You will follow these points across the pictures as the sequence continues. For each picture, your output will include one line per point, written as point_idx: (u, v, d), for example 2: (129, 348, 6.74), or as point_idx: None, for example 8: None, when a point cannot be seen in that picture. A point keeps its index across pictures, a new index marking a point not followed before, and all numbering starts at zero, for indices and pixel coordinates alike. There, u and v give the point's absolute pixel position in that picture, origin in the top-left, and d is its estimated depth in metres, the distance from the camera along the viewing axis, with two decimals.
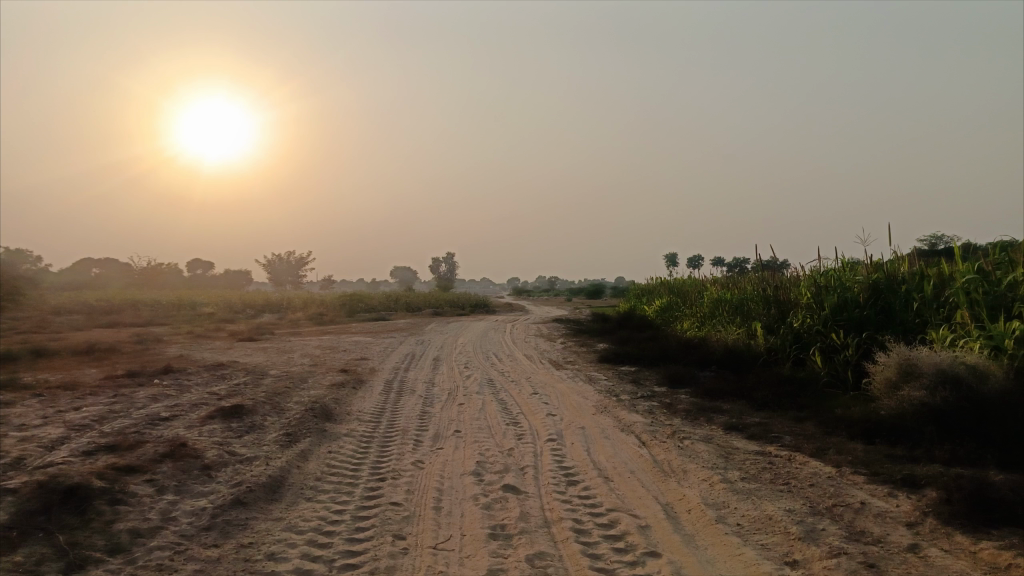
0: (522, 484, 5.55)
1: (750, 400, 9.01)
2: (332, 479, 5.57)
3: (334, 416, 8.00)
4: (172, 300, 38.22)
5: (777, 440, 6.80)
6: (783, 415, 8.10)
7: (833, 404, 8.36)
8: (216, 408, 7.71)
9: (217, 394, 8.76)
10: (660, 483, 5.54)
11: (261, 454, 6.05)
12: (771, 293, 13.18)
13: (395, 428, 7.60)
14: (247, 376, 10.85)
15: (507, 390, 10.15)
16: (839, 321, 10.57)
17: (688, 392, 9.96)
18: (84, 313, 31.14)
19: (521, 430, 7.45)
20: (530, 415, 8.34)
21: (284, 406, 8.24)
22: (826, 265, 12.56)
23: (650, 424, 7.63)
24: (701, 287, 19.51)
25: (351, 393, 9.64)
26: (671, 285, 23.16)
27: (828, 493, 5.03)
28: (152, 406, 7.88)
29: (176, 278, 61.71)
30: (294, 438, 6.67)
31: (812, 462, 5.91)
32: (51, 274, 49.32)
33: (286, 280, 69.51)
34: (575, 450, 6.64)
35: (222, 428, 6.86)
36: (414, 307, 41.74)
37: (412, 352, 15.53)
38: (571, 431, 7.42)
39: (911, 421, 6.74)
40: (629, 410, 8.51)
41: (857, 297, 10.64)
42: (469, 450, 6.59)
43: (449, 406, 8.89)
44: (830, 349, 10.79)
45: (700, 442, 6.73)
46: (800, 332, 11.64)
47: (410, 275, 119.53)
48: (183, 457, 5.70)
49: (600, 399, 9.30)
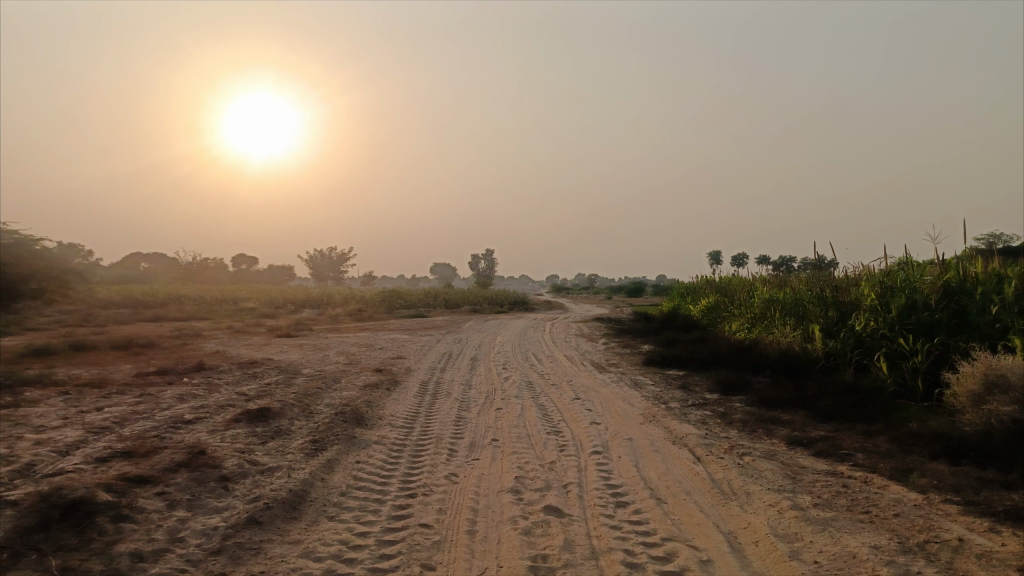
0: (566, 505, 5.01)
1: (812, 412, 8.32)
2: (358, 494, 5.10)
3: (366, 421, 7.57)
4: (215, 294, 38.60)
5: (848, 458, 6.14)
6: (851, 428, 7.42)
7: (906, 417, 7.63)
8: (242, 411, 7.33)
9: (245, 395, 8.40)
10: (720, 509, 4.94)
11: (284, 464, 5.62)
12: (828, 294, 12.42)
13: (429, 435, 7.12)
14: (280, 375, 10.54)
15: (548, 395, 9.62)
16: (907, 325, 9.83)
17: (743, 400, 9.29)
18: (130, 308, 31.58)
19: (564, 441, 6.91)
20: (573, 423, 7.79)
21: (314, 409, 7.84)
22: (889, 263, 11.76)
23: (705, 437, 7.02)
24: (751, 286, 18.70)
25: (385, 396, 9.21)
26: (716, 284, 22.32)
27: (917, 526, 4.39)
28: (177, 407, 7.54)
29: (223, 273, 62.69)
30: (321, 446, 6.24)
31: (893, 486, 5.26)
32: (102, 268, 50.34)
33: (329, 275, 70.06)
34: (623, 465, 6.08)
35: (246, 434, 6.46)
36: (452, 304, 41.39)
37: (449, 351, 15.09)
38: (618, 443, 6.86)
39: (1001, 441, 6.03)
40: (679, 420, 7.90)
41: (927, 299, 9.87)
42: (507, 462, 6.08)
43: (487, 411, 8.39)
44: (897, 355, 10.03)
45: (762, 459, 6.10)
46: (862, 335, 10.89)
47: (450, 271, 120.04)
48: (199, 466, 5.29)
49: (647, 407, 8.71)
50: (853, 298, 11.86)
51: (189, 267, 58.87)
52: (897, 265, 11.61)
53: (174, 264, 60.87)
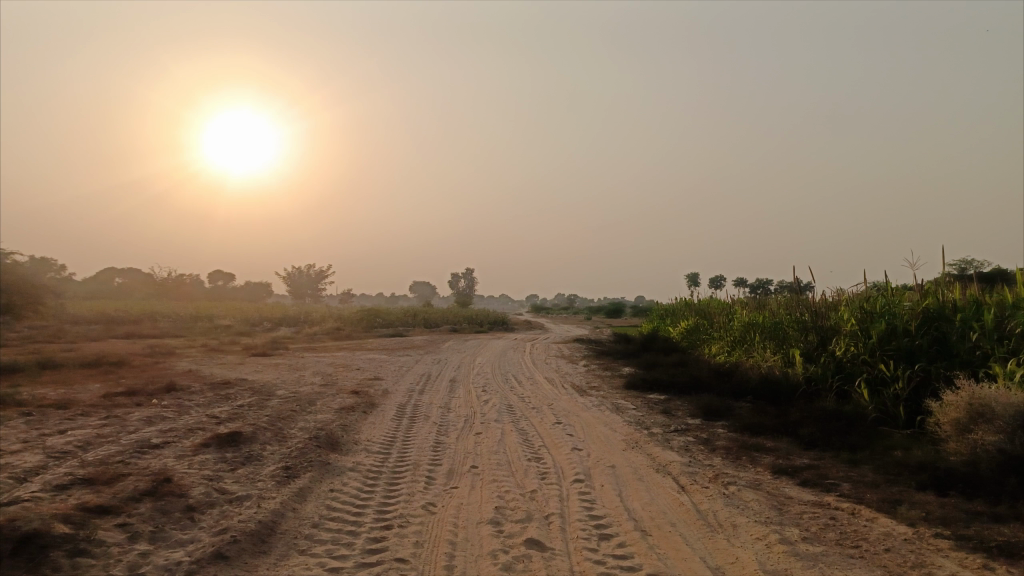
0: (548, 538, 4.83)
1: (796, 439, 8.23)
2: (332, 526, 4.88)
3: (340, 446, 7.35)
4: (190, 311, 38.00)
5: (834, 489, 6.02)
6: (835, 456, 7.33)
7: (889, 444, 7.56)
8: (212, 435, 7.08)
9: (216, 418, 8.13)
10: (707, 542, 4.79)
11: (254, 492, 5.39)
12: (808, 318, 12.40)
13: (406, 461, 6.91)
14: (253, 397, 10.26)
15: (528, 419, 9.44)
16: (888, 351, 9.80)
17: (726, 426, 9.18)
18: (102, 324, 30.94)
19: (545, 468, 6.73)
20: (554, 449, 7.62)
21: (287, 433, 7.60)
22: (868, 288, 11.78)
23: (688, 464, 6.89)
24: (730, 309, 18.73)
25: (361, 419, 8.98)
26: (695, 307, 22.30)
27: (909, 562, 4.27)
28: (144, 431, 7.26)
29: (199, 289, 61.86)
30: (293, 474, 6.01)
31: (881, 518, 5.15)
32: (74, 283, 49.44)
33: (307, 292, 69.43)
34: (606, 494, 5.92)
35: (215, 460, 6.22)
36: (431, 324, 41.10)
37: (427, 373, 14.88)
38: (600, 470, 6.70)
39: (987, 472, 5.96)
40: (662, 446, 7.76)
41: (907, 326, 9.85)
42: (487, 491, 5.89)
43: (466, 436, 8.19)
44: (877, 381, 9.99)
45: (748, 489, 5.96)
46: (843, 361, 10.86)
47: (428, 290, 119.65)
48: (164, 495, 5.04)
49: (629, 432, 8.56)
50: (833, 323, 11.84)
51: (165, 283, 58.03)
52: (876, 290, 11.63)
53: (149, 280, 59.96)
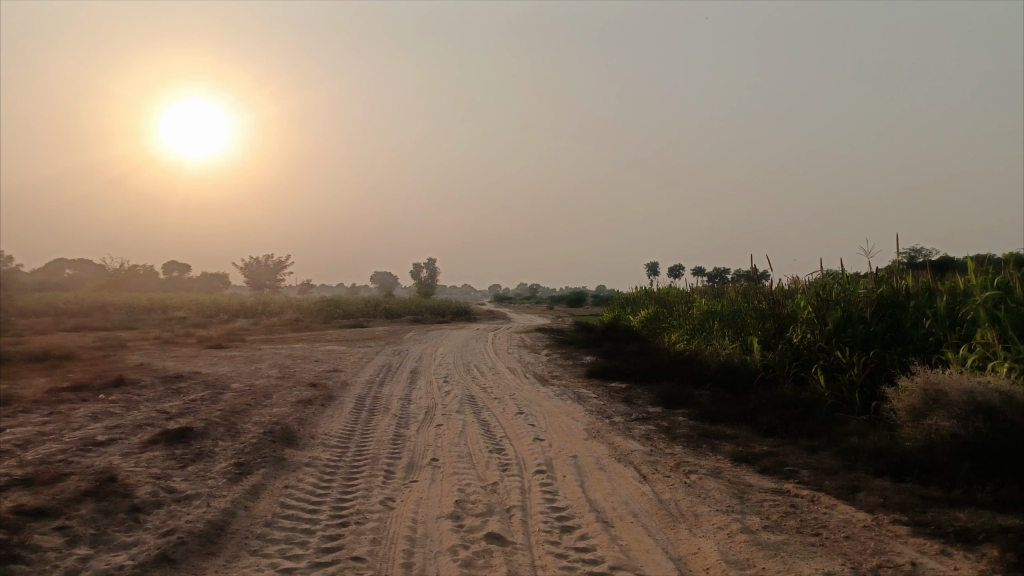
0: (509, 532, 4.73)
1: (755, 426, 8.27)
2: (285, 524, 4.71)
3: (296, 440, 7.15)
4: (144, 302, 37.05)
5: (794, 476, 6.04)
6: (794, 443, 7.38)
7: (846, 431, 7.64)
8: (161, 431, 6.82)
9: (166, 413, 7.86)
10: (669, 533, 4.75)
11: (204, 491, 5.19)
12: (767, 307, 12.52)
13: (364, 455, 6.75)
14: (206, 390, 9.97)
15: (489, 409, 9.35)
16: (844, 338, 9.92)
17: (687, 414, 9.20)
18: (51, 316, 29.98)
19: (506, 460, 6.64)
20: (515, 440, 7.53)
21: (241, 428, 7.37)
22: (824, 276, 11.93)
23: (650, 453, 6.86)
24: (689, 297, 18.87)
25: (318, 412, 8.78)
26: (655, 295, 22.43)
27: (869, 549, 4.28)
28: (89, 427, 6.97)
29: (153, 280, 60.36)
30: (246, 470, 5.81)
31: (841, 505, 5.17)
32: (22, 274, 47.80)
33: (265, 282, 68.25)
34: (568, 485, 5.85)
35: (164, 457, 5.98)
36: (392, 314, 40.74)
37: (388, 364, 14.68)
38: (562, 461, 6.63)
39: (941, 457, 6.04)
40: (624, 435, 7.72)
41: (863, 313, 9.99)
42: (447, 485, 5.77)
43: (426, 428, 8.05)
44: (834, 368, 10.12)
45: (709, 478, 5.95)
46: (800, 348, 10.98)
47: (389, 280, 118.71)
48: (107, 496, 4.82)
49: (590, 422, 8.51)
50: (791, 311, 11.97)
51: (117, 273, 56.45)
52: (832, 278, 11.79)
53: (100, 271, 58.31)
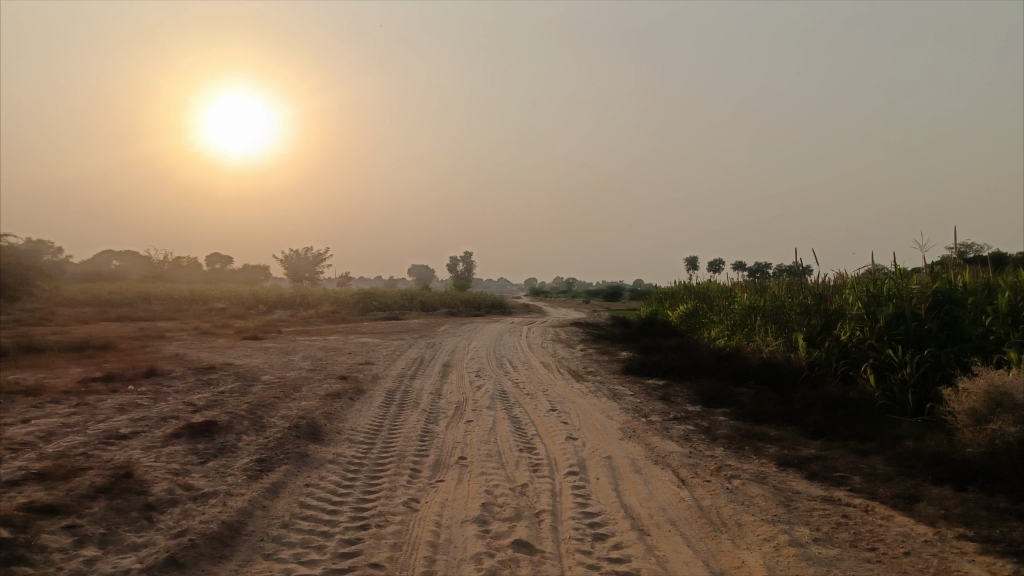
0: (537, 539, 4.44)
1: (801, 427, 7.85)
2: (303, 526, 4.49)
3: (322, 435, 6.96)
4: (185, 293, 37.58)
5: (844, 483, 5.64)
6: (843, 446, 6.95)
7: (900, 433, 7.18)
8: (185, 425, 6.68)
9: (193, 405, 7.74)
10: (710, 544, 4.41)
11: (221, 488, 4.99)
12: (812, 303, 12.03)
13: (391, 452, 6.52)
14: (236, 382, 9.87)
15: (522, 405, 9.07)
16: (896, 336, 9.41)
17: (727, 413, 8.80)
18: (95, 306, 30.51)
19: (537, 460, 6.35)
20: (547, 438, 7.23)
21: (266, 422, 7.20)
22: (874, 271, 11.40)
23: (689, 456, 6.50)
24: (730, 292, 18.35)
25: (346, 406, 8.59)
26: (695, 290, 21.88)
27: (932, 568, 3.89)
28: (114, 420, 6.86)
29: (195, 271, 61.36)
30: (267, 467, 5.62)
31: (898, 516, 4.76)
32: (70, 266, 48.91)
33: (304, 275, 68.92)
34: (602, 489, 5.54)
35: (185, 452, 5.82)
36: (428, 307, 40.70)
37: (420, 357, 14.51)
38: (596, 462, 6.31)
39: (1006, 465, 5.57)
40: (661, 436, 7.37)
41: (916, 309, 9.46)
42: (474, 486, 5.50)
43: (456, 425, 7.80)
44: (885, 367, 9.61)
45: (752, 483, 5.58)
46: (848, 345, 10.49)
47: (426, 273, 119.13)
48: (122, 493, 4.65)
49: (626, 420, 8.17)
50: (838, 307, 11.47)
51: (161, 266, 57.45)
52: (883, 273, 11.26)
53: (145, 262, 59.44)
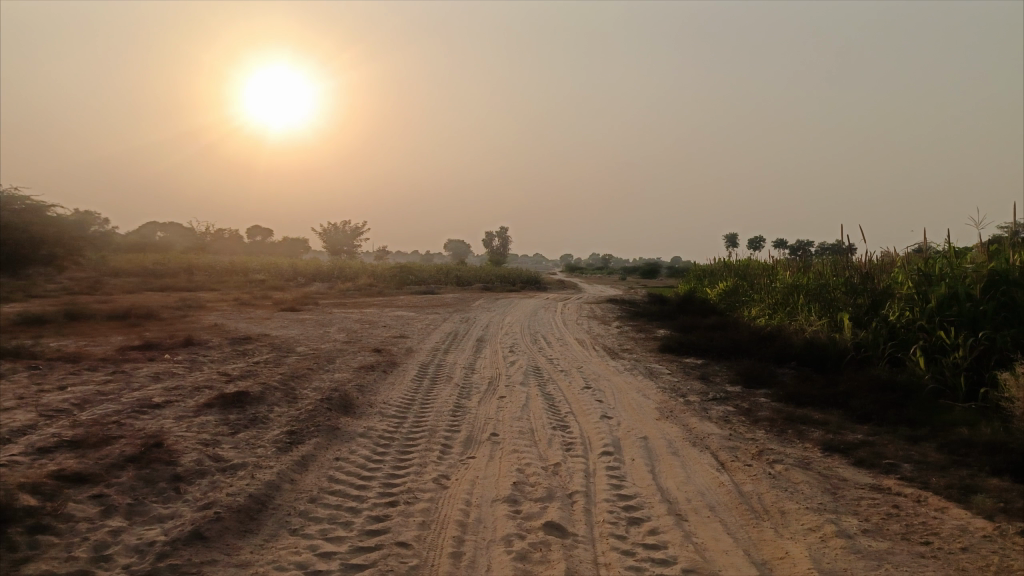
0: (569, 522, 4.29)
1: (847, 411, 7.56)
2: (331, 501, 4.40)
3: (353, 408, 6.88)
4: (226, 264, 38.10)
5: (894, 471, 5.37)
6: (891, 432, 6.66)
7: (952, 420, 6.85)
8: (217, 395, 6.66)
9: (227, 376, 7.74)
10: (751, 532, 4.21)
11: (250, 460, 4.93)
12: (858, 282, 11.61)
13: (422, 426, 6.42)
14: (271, 353, 9.89)
15: (556, 382, 8.91)
16: (948, 317, 9.01)
17: (769, 395, 8.53)
18: (140, 276, 31.10)
19: (571, 438, 6.19)
20: (582, 417, 7.06)
21: (298, 394, 7.16)
22: (927, 250, 10.94)
23: (729, 438, 6.28)
24: (771, 270, 17.89)
25: (379, 379, 8.54)
26: (735, 268, 21.38)
27: (992, 565, 3.64)
28: (149, 389, 6.88)
29: (237, 243, 62.28)
30: (297, 440, 5.55)
31: (953, 508, 4.50)
32: (117, 236, 50.02)
33: (343, 248, 69.48)
34: (637, 471, 5.36)
35: (216, 422, 5.79)
36: (464, 282, 40.64)
37: (455, 331, 14.43)
38: (631, 443, 6.12)
39: None
40: (700, 417, 7.15)
41: (971, 290, 9.03)
42: (506, 464, 5.37)
43: (488, 400, 7.68)
44: (935, 349, 9.21)
45: (796, 469, 5.35)
46: (896, 327, 10.09)
47: (463, 248, 119.32)
48: (151, 463, 4.61)
49: (663, 400, 7.97)
50: (887, 287, 11.04)
51: (203, 237, 58.33)
52: (935, 253, 10.80)
53: (187, 234, 60.44)
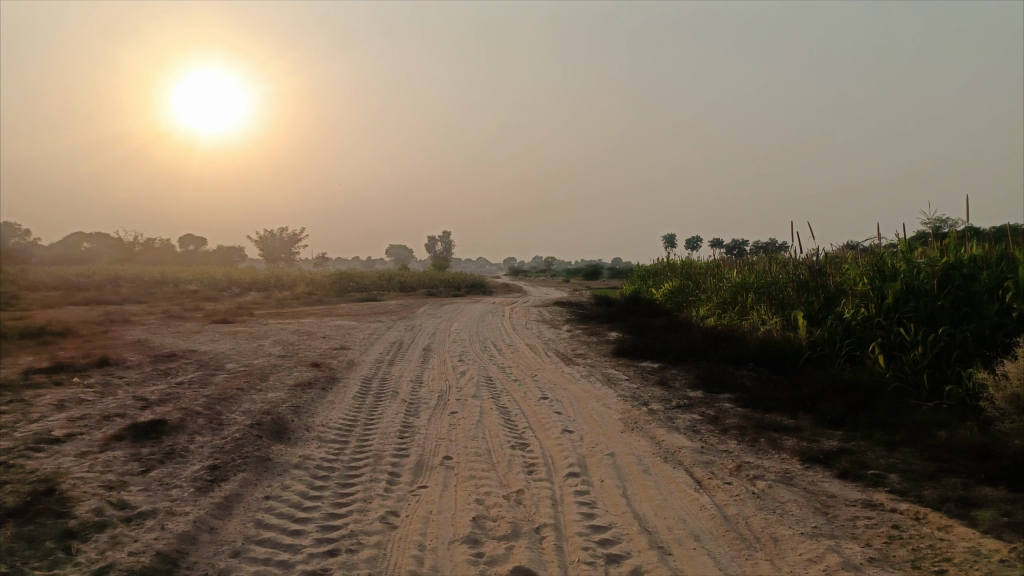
0: (539, 565, 3.71)
1: (816, 415, 7.21)
2: (258, 554, 3.71)
3: (288, 434, 6.16)
4: (156, 275, 36.30)
5: (882, 483, 4.99)
6: (867, 437, 6.31)
7: (926, 422, 6.55)
8: (130, 424, 5.86)
9: (143, 400, 6.90)
10: (745, 565, 3.71)
11: (162, 506, 4.20)
12: (810, 279, 11.41)
13: (366, 452, 5.76)
14: (198, 372, 9.03)
15: (510, 394, 8.32)
16: (906, 313, 8.77)
17: (732, 399, 8.14)
18: (62, 289, 29.25)
19: (533, 459, 5.62)
20: (541, 432, 6.50)
21: (226, 419, 6.40)
22: (877, 245, 10.79)
23: (702, 451, 5.81)
24: (718, 268, 17.72)
25: (318, 397, 7.81)
26: (680, 267, 21.21)
27: None
28: (49, 420, 6.00)
29: (168, 251, 59.85)
30: (221, 476, 4.82)
31: (957, 526, 4.09)
32: (37, 245, 47.32)
33: (280, 255, 67.51)
34: (609, 494, 4.82)
35: (126, 459, 5.00)
36: (406, 287, 39.75)
37: (399, 340, 13.71)
38: (598, 461, 5.59)
39: None
40: (667, 427, 6.67)
41: (927, 284, 8.81)
42: (462, 494, 4.76)
43: (439, 417, 7.04)
44: (894, 346, 8.98)
45: (780, 486, 4.89)
46: (852, 324, 9.86)
47: (404, 253, 117.90)
48: (39, 516, 3.84)
49: (626, 409, 7.46)
50: (840, 283, 10.84)
51: (132, 247, 55.88)
52: (887, 248, 10.65)
53: (115, 243, 57.69)
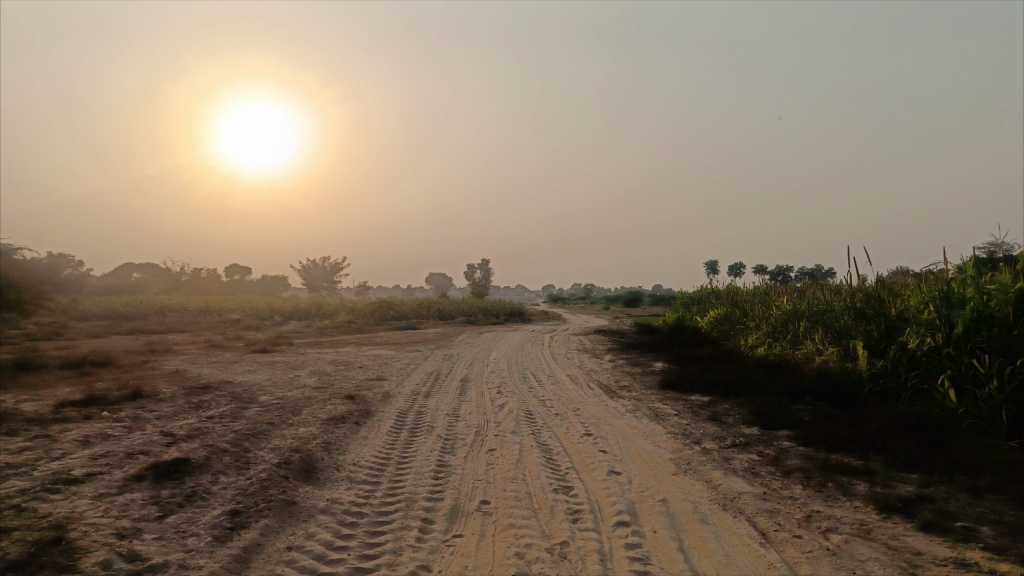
0: None
1: (886, 456, 6.60)
2: None
3: (315, 474, 5.80)
4: (200, 305, 36.71)
5: (974, 537, 4.42)
6: (947, 483, 5.71)
7: (1013, 464, 5.91)
8: (153, 463, 5.57)
9: (170, 436, 6.64)
10: None
11: (175, 558, 3.86)
12: (869, 307, 10.75)
13: (398, 494, 5.37)
14: (230, 405, 8.77)
15: (552, 430, 7.87)
16: (978, 344, 8.10)
17: (791, 437, 7.57)
18: (109, 319, 29.69)
19: (578, 505, 5.16)
20: (585, 474, 6.04)
21: (253, 458, 6.08)
22: (942, 271, 10.11)
23: (764, 498, 5.29)
24: (767, 295, 17.04)
25: (351, 433, 7.46)
26: (726, 294, 20.53)
27: None
28: (71, 458, 5.75)
29: (214, 281, 60.84)
30: (242, 523, 4.48)
31: None
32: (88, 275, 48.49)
33: (322, 284, 68.10)
34: (664, 548, 4.34)
35: (144, 503, 4.69)
36: (445, 315, 39.51)
37: (436, 371, 13.35)
38: (650, 508, 5.10)
39: None
40: (723, 469, 6.15)
41: (1001, 312, 8.15)
42: (501, 546, 4.32)
43: (476, 456, 6.62)
44: (966, 380, 8.29)
45: (857, 541, 4.36)
46: (916, 355, 9.17)
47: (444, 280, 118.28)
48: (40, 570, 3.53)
49: (676, 449, 6.95)
50: (902, 312, 10.17)
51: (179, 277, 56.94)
52: (953, 274, 9.98)
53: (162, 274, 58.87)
